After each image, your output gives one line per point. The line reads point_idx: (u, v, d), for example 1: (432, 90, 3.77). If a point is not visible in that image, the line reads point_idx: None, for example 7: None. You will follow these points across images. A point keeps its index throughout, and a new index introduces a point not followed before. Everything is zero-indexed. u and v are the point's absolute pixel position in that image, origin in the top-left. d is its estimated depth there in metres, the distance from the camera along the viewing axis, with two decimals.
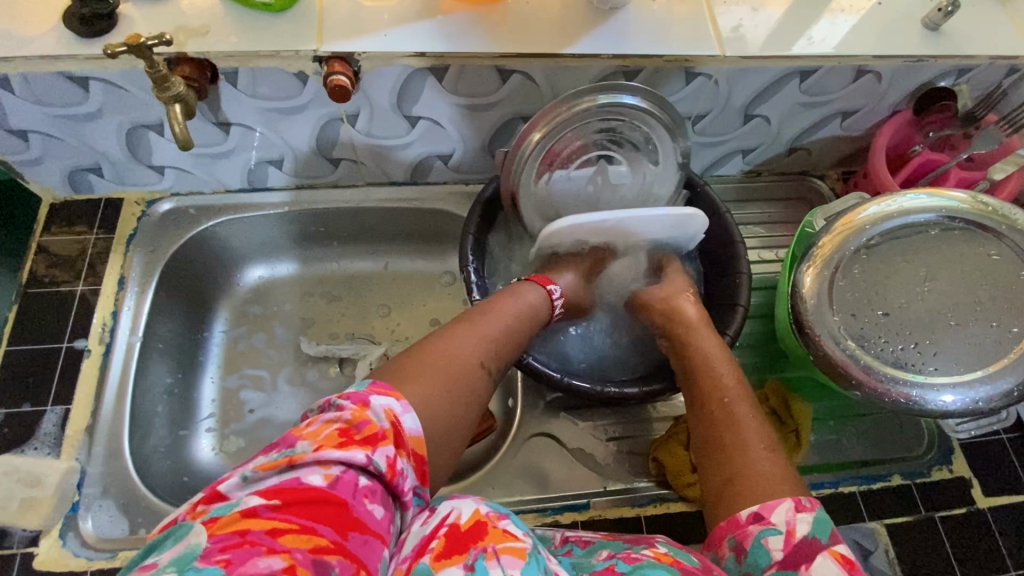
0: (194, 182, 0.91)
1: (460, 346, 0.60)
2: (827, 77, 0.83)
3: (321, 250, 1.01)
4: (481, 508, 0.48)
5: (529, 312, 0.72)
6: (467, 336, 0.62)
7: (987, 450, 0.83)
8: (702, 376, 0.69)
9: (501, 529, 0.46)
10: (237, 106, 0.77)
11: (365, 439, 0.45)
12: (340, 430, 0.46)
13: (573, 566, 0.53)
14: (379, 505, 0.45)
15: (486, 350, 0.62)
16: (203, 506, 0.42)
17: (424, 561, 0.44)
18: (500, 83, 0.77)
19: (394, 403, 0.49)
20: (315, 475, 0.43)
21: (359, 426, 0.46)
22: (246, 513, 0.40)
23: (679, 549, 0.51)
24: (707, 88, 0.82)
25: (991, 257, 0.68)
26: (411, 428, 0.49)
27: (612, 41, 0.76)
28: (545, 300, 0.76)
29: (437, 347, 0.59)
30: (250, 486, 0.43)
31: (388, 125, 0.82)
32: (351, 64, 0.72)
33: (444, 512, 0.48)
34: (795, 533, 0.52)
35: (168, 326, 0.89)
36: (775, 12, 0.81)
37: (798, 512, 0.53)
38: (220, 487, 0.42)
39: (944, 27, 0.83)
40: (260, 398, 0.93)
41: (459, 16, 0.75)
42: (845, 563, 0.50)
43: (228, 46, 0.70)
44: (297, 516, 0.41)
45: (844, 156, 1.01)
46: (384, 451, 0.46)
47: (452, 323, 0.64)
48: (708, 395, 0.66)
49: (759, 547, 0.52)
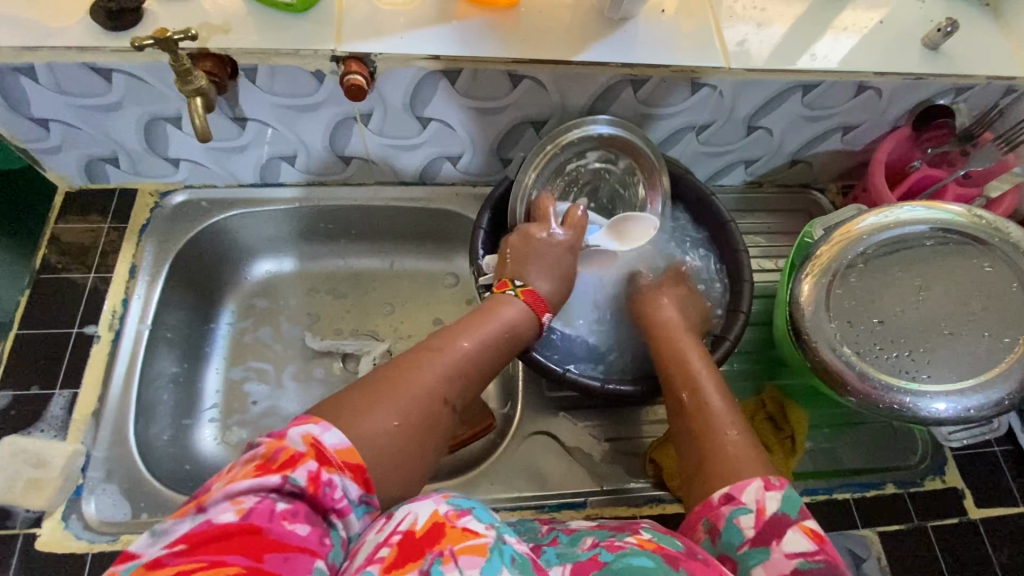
0: (207, 176, 0.93)
1: (442, 359, 0.60)
2: (829, 92, 0.85)
3: (329, 247, 1.03)
4: (440, 508, 0.47)
5: (511, 329, 0.68)
6: (449, 347, 0.61)
7: (980, 462, 0.85)
8: (675, 376, 0.72)
9: (459, 529, 0.45)
10: (255, 102, 0.79)
11: (281, 466, 0.45)
12: (257, 464, 0.45)
13: (556, 555, 0.52)
14: (303, 523, 0.44)
15: (471, 362, 0.62)
16: (116, 566, 0.41)
17: (373, 570, 0.42)
18: (512, 87, 0.79)
19: (311, 427, 0.48)
20: (226, 513, 0.42)
21: (273, 457, 0.46)
22: (153, 564, 0.40)
23: (663, 535, 0.52)
24: (712, 98, 0.84)
25: (985, 269, 0.69)
26: (335, 443, 0.48)
27: (621, 50, 0.78)
28: (531, 320, 0.71)
29: (419, 359, 0.58)
30: (162, 538, 0.42)
31: (398, 124, 0.84)
32: (368, 65, 0.74)
33: (398, 518, 0.46)
34: (766, 511, 0.53)
35: (176, 316, 0.91)
36: (781, 28, 0.84)
37: (768, 490, 0.54)
38: (132, 546, 0.41)
39: (944, 47, 0.85)
40: (264, 390, 0.95)
41: (473, 22, 0.77)
42: (814, 538, 0.51)
43: (249, 43, 0.72)
44: (205, 554, 0.40)
45: (844, 171, 1.03)
46: (303, 469, 0.45)
47: (468, 322, 0.65)
48: (681, 388, 0.70)
49: (731, 527, 0.54)
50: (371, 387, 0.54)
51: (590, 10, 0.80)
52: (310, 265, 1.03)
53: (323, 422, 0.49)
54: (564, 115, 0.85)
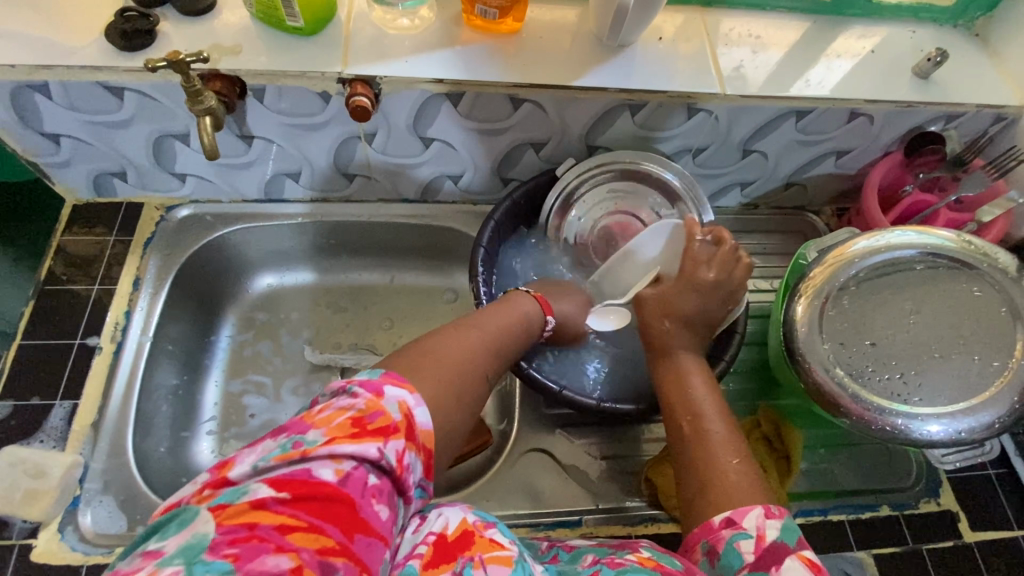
0: (212, 191, 0.94)
1: (461, 350, 0.61)
2: (822, 118, 0.87)
3: (330, 261, 1.04)
4: (469, 517, 0.49)
5: (528, 322, 0.74)
6: (471, 340, 0.63)
7: (974, 484, 0.85)
8: (676, 394, 0.72)
9: (488, 539, 0.48)
10: (261, 120, 0.81)
11: (378, 431, 0.45)
12: (355, 420, 0.45)
13: (559, 571, 0.54)
14: (386, 505, 0.44)
15: (495, 358, 0.65)
16: (210, 491, 0.41)
17: (413, 565, 0.45)
18: (512, 110, 0.81)
19: (407, 397, 0.49)
20: (326, 470, 0.42)
21: (372, 417, 0.46)
22: (258, 505, 0.40)
23: (662, 554, 0.52)
24: (708, 122, 0.86)
25: (974, 293, 0.70)
26: (423, 422, 0.49)
27: (619, 75, 0.80)
28: (541, 318, 0.77)
29: (438, 347, 0.59)
30: (260, 475, 0.42)
31: (400, 144, 0.86)
32: (372, 86, 0.76)
33: (434, 519, 0.49)
34: (766, 537, 0.55)
35: (177, 328, 0.92)
36: (775, 55, 0.86)
37: (768, 518, 0.57)
38: (230, 475, 0.42)
39: (933, 76, 0.88)
40: (263, 403, 0.95)
41: (476, 47, 0.79)
42: (811, 566, 0.53)
43: (257, 65, 0.74)
44: (307, 512, 0.40)
45: (838, 193, 1.05)
46: (396, 444, 0.46)
47: (472, 322, 0.67)
48: (682, 411, 0.70)
49: (731, 550, 0.56)
50: (392, 367, 0.54)
51: (589, 36, 0.82)
52: (311, 279, 1.04)
53: (415, 398, 0.49)
54: (563, 137, 0.87)
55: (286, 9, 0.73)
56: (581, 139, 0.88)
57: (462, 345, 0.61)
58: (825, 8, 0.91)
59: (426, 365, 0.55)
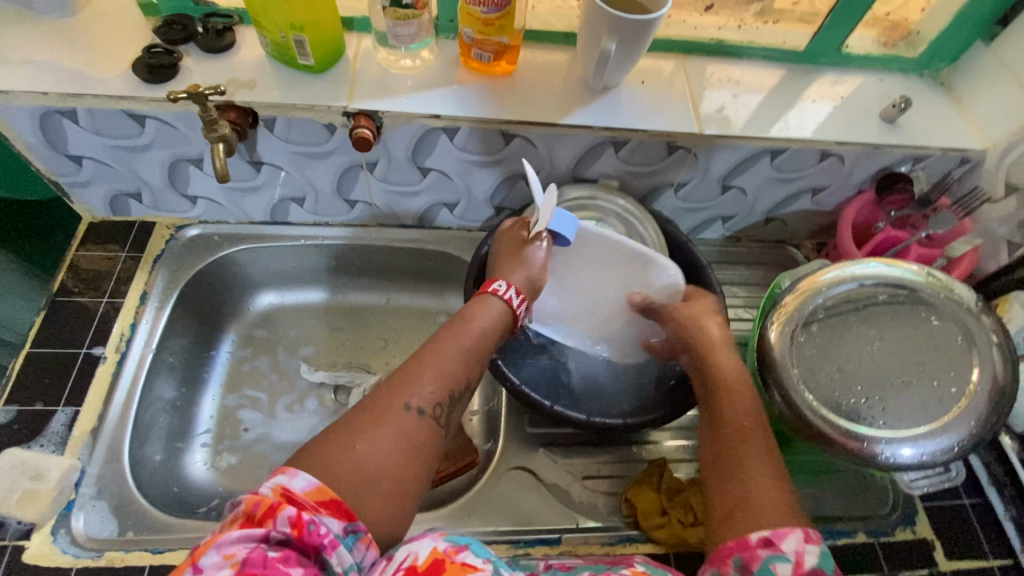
0: (221, 213, 1.00)
1: (420, 378, 0.63)
2: (795, 157, 0.93)
3: (329, 282, 1.09)
4: (439, 545, 0.55)
5: (483, 337, 0.71)
6: (429, 365, 0.65)
7: (951, 514, 0.86)
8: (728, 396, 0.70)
9: (459, 563, 0.53)
10: (271, 148, 0.87)
11: (263, 517, 0.50)
12: (244, 518, 0.50)
13: None
14: (295, 566, 0.48)
15: (453, 372, 0.66)
16: None
17: None
18: (504, 144, 0.87)
19: (282, 476, 0.52)
20: (220, 568, 0.47)
21: (254, 510, 0.50)
22: None
23: (657, 567, 0.56)
24: (687, 159, 0.92)
25: (932, 322, 0.75)
26: (305, 486, 0.52)
27: (603, 115, 0.86)
28: (502, 317, 0.74)
29: (396, 384, 0.62)
30: None
31: (400, 172, 0.92)
32: (375, 119, 0.83)
33: (401, 556, 0.54)
34: (805, 564, 0.54)
35: (179, 342, 0.96)
36: (751, 99, 0.93)
37: (807, 543, 0.55)
38: None
39: (899, 121, 0.93)
40: (258, 418, 0.98)
41: (471, 86, 0.86)
42: None
43: (269, 98, 0.81)
44: None
45: (817, 229, 1.10)
46: (284, 515, 0.50)
47: (428, 346, 0.68)
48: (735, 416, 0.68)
49: (767, 571, 0.54)
50: (353, 422, 0.58)
51: (576, 79, 0.89)
52: (312, 299, 1.09)
53: (288, 472, 0.53)
54: (553, 169, 0.93)
55: (298, 49, 0.80)
56: (569, 172, 0.93)
57: (420, 376, 0.63)
58: (799, 57, 0.98)
59: (380, 414, 0.59)
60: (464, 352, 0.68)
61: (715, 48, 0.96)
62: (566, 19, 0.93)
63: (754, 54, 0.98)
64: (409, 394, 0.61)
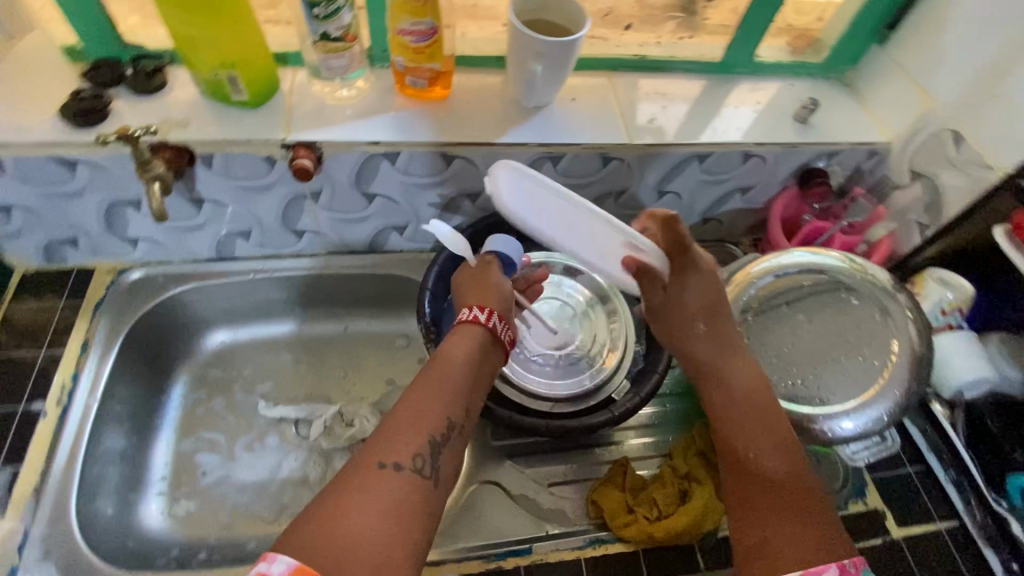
0: (164, 253, 0.98)
1: (401, 431, 0.63)
2: (721, 160, 0.99)
3: (284, 314, 1.08)
4: None
5: (469, 372, 0.72)
6: (411, 418, 0.65)
7: (897, 483, 0.92)
8: (729, 419, 0.68)
9: None
10: (211, 185, 0.87)
11: None
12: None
13: None
14: None
15: (438, 420, 0.66)
16: None
17: None
18: (445, 165, 0.90)
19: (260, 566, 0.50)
20: None
21: None
22: None
23: None
24: (622, 169, 0.97)
25: (852, 302, 0.80)
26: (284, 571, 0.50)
27: (538, 132, 0.90)
28: (490, 350, 0.75)
29: (379, 444, 0.62)
30: None
31: (345, 200, 0.93)
32: (315, 150, 0.84)
33: None
34: None
35: (126, 389, 0.93)
36: (676, 109, 0.98)
37: None
38: None
39: (812, 121, 1.01)
40: (216, 460, 0.96)
41: (409, 112, 0.89)
42: None
43: (205, 135, 0.81)
44: None
45: (751, 225, 1.16)
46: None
47: (406, 398, 0.68)
48: (742, 447, 0.66)
49: None
50: (340, 493, 0.58)
51: (510, 99, 0.93)
52: (266, 332, 1.08)
53: (268, 557, 0.51)
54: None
55: (231, 85, 0.80)
56: None
57: (404, 431, 0.63)
58: (716, 68, 1.05)
59: (366, 479, 0.59)
60: (456, 391, 0.69)
61: (638, 64, 1.02)
62: (497, 44, 0.97)
63: (675, 68, 1.04)
64: (395, 453, 0.62)
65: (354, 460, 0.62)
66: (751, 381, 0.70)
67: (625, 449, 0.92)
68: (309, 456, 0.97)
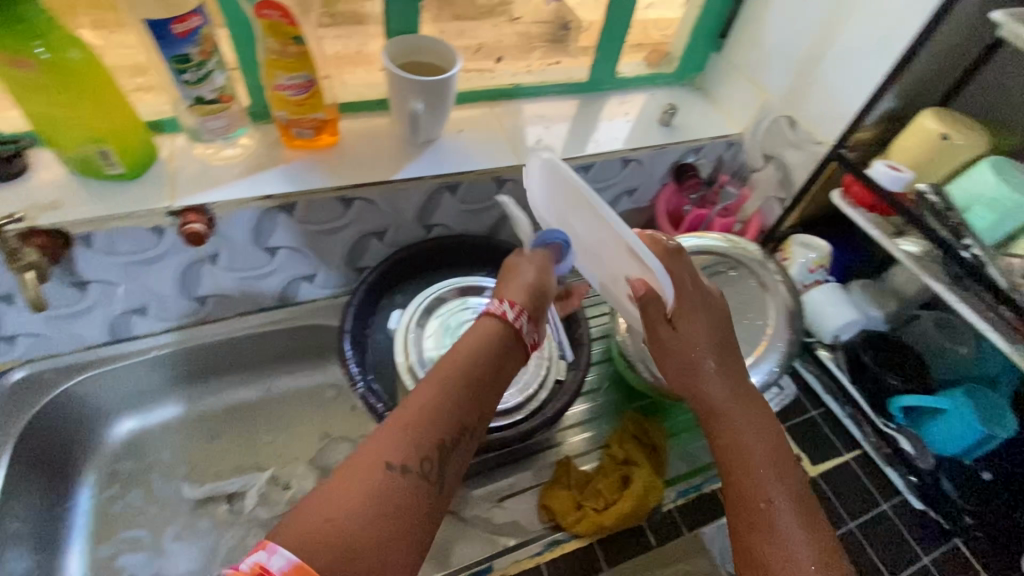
0: (51, 346, 0.91)
1: (414, 440, 0.56)
2: (604, 168, 1.08)
3: (198, 388, 1.03)
4: None
5: (493, 359, 0.65)
6: (422, 426, 0.58)
7: (806, 427, 1.04)
8: (739, 468, 0.66)
9: None
10: (95, 265, 0.82)
11: None
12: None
13: None
14: None
15: (455, 452, 0.59)
16: None
17: None
18: (346, 209, 0.91)
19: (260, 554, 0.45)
20: None
21: None
22: None
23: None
24: (517, 188, 1.03)
25: (731, 274, 0.90)
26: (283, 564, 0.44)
27: (431, 165, 0.94)
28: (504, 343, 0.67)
29: (382, 449, 0.55)
30: None
31: (249, 257, 0.92)
32: (206, 213, 0.82)
33: None
34: None
35: (23, 502, 0.83)
36: (556, 127, 1.07)
37: None
38: None
39: (675, 123, 1.14)
40: (141, 559, 0.88)
41: (299, 163, 0.89)
42: None
43: (81, 214, 0.77)
44: None
45: (643, 222, 1.27)
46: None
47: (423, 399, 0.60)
48: (758, 491, 0.64)
49: None
50: (337, 491, 0.51)
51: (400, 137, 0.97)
52: (181, 410, 1.01)
53: (268, 547, 0.46)
54: (402, 221, 0.99)
55: (103, 160, 0.78)
56: (416, 221, 1.00)
57: (408, 439, 0.56)
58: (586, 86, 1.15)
59: (359, 483, 0.52)
60: (478, 398, 0.62)
61: (515, 90, 1.09)
62: (376, 87, 1.00)
63: (546, 91, 1.13)
64: (397, 459, 0.55)
65: (355, 458, 0.55)
66: (760, 433, 0.68)
67: (569, 447, 0.96)
68: (248, 531, 0.92)
